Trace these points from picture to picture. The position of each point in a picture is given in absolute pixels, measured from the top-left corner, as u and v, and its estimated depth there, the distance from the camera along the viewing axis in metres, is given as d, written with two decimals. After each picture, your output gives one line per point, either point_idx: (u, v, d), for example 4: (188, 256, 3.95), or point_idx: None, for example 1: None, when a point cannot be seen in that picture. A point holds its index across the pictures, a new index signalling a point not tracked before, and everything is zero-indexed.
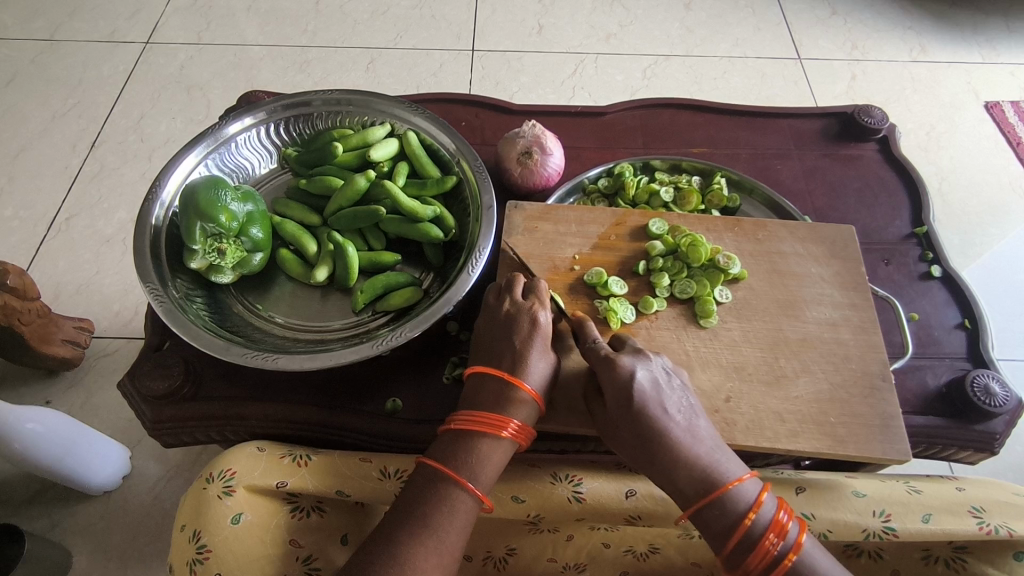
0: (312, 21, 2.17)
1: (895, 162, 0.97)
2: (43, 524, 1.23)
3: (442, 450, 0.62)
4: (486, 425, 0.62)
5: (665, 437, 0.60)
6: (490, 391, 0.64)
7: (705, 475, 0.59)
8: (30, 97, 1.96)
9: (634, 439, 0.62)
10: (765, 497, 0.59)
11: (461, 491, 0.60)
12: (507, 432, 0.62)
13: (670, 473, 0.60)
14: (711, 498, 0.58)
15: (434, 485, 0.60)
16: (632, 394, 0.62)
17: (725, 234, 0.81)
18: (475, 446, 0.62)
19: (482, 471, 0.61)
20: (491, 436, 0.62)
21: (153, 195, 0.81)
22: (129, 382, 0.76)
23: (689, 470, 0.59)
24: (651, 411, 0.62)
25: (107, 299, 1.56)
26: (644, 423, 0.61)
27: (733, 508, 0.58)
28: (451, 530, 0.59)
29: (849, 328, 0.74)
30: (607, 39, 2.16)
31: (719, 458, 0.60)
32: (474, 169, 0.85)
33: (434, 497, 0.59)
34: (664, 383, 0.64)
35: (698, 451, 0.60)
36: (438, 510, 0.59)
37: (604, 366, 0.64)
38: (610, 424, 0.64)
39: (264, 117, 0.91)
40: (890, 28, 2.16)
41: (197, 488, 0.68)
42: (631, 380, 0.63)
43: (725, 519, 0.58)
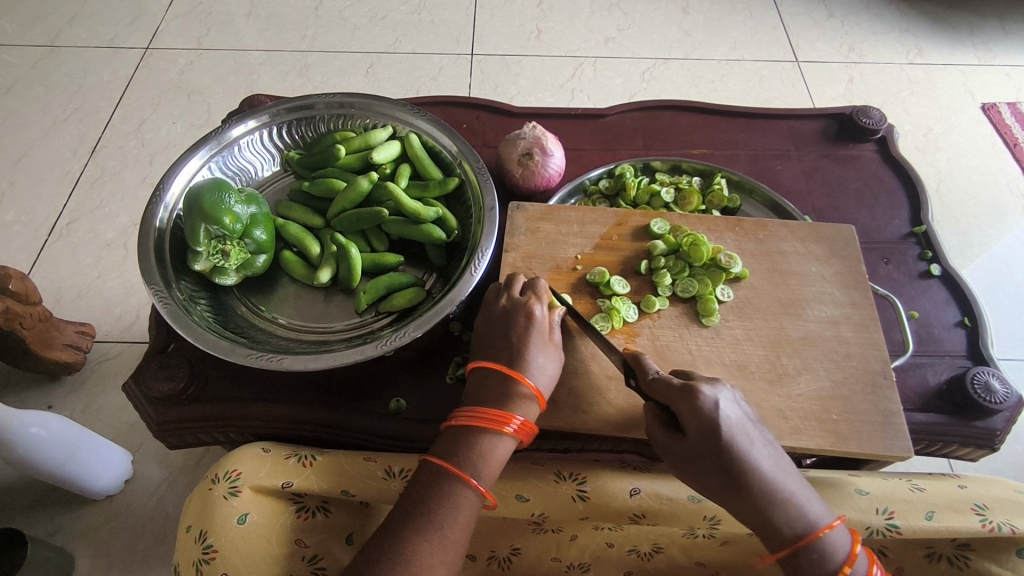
0: (312, 26, 2.18)
1: (893, 162, 0.98)
2: (45, 529, 1.23)
3: (445, 447, 0.63)
4: (490, 421, 0.62)
5: (756, 476, 0.58)
6: (491, 386, 0.65)
7: (797, 517, 0.58)
8: (31, 102, 1.96)
9: (723, 479, 0.59)
10: (857, 549, 0.59)
11: (463, 488, 0.60)
12: (510, 428, 0.62)
13: (761, 514, 0.58)
14: (802, 542, 0.58)
15: (439, 481, 0.60)
16: (724, 433, 0.59)
17: (726, 234, 0.82)
18: (477, 443, 0.62)
19: (485, 467, 0.61)
20: (494, 433, 0.62)
21: (157, 197, 0.82)
22: (133, 383, 0.76)
23: (782, 513, 0.58)
24: (740, 450, 0.59)
25: (108, 303, 1.56)
26: (735, 461, 0.58)
27: (830, 555, 0.58)
28: (455, 527, 0.59)
29: (849, 326, 0.75)
30: (606, 43, 2.17)
31: (804, 499, 0.59)
32: (476, 171, 0.85)
33: (438, 495, 0.60)
34: (742, 416, 0.61)
35: (791, 492, 0.59)
36: (440, 507, 0.59)
37: (687, 399, 0.60)
38: (689, 461, 0.61)
39: (266, 120, 0.91)
40: (887, 30, 2.18)
41: (203, 489, 0.68)
42: (720, 416, 0.59)
43: (820, 568, 0.57)
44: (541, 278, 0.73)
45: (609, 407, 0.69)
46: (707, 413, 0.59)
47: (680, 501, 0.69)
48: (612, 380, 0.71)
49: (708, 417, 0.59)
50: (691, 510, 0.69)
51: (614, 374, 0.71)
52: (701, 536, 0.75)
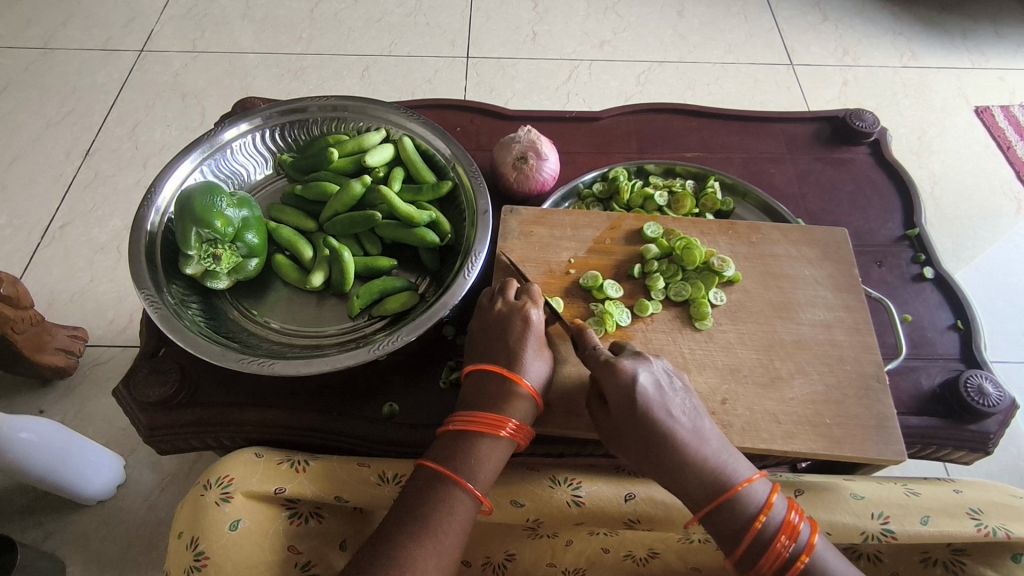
0: (306, 29, 2.18)
1: (887, 165, 0.98)
2: (36, 535, 1.22)
3: (440, 452, 0.62)
4: (488, 424, 0.62)
5: (673, 441, 0.60)
6: (487, 391, 0.65)
7: (715, 478, 0.60)
8: (25, 105, 1.96)
9: (643, 445, 0.61)
10: (775, 499, 0.60)
11: (459, 492, 0.60)
12: (506, 431, 0.62)
13: (679, 476, 0.60)
14: (720, 499, 0.59)
15: (436, 486, 0.60)
16: (638, 399, 0.61)
17: (719, 237, 0.82)
18: (473, 446, 0.62)
19: (481, 471, 0.61)
20: (492, 436, 0.62)
21: (148, 201, 0.81)
22: (124, 388, 0.76)
23: (699, 473, 0.60)
24: (658, 417, 0.61)
25: (101, 307, 1.55)
26: (650, 427, 0.61)
27: (745, 512, 0.59)
28: (451, 532, 0.58)
29: (843, 330, 0.75)
30: (601, 46, 2.17)
31: (724, 460, 0.60)
32: (470, 174, 0.85)
33: (435, 500, 0.59)
34: (664, 385, 0.63)
35: (709, 455, 0.60)
36: (436, 511, 0.59)
37: (607, 370, 0.62)
38: (614, 430, 0.63)
39: (259, 123, 0.91)
40: (881, 34, 2.19)
41: (195, 495, 0.68)
42: (637, 385, 0.61)
43: (737, 523, 0.59)
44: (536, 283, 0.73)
45: None
46: (621, 382, 0.61)
47: (675, 505, 0.68)
48: None
49: (624, 386, 0.61)
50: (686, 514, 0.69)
51: None
52: (696, 539, 0.75)
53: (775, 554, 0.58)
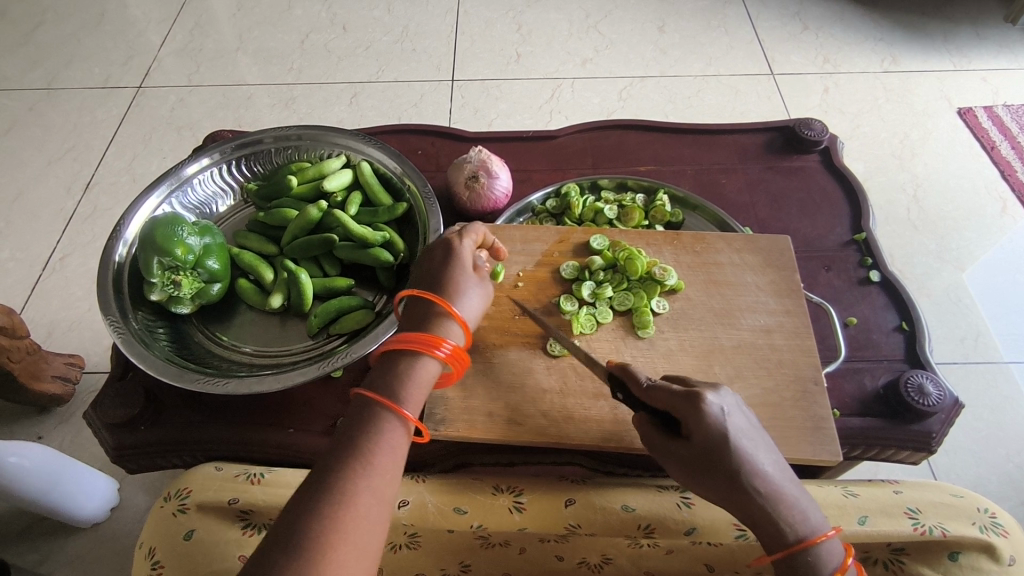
0: (297, 59, 2.26)
1: (838, 172, 1.00)
2: (33, 557, 1.28)
3: (375, 378, 0.64)
4: (417, 344, 0.64)
5: (762, 480, 0.59)
6: (419, 317, 0.68)
7: (798, 523, 0.59)
8: (29, 143, 2.04)
9: (729, 484, 0.60)
10: (850, 561, 0.60)
11: (393, 415, 0.61)
12: (440, 352, 0.65)
13: (763, 519, 0.59)
14: (798, 550, 0.58)
15: (369, 412, 0.61)
16: (727, 437, 0.60)
17: (664, 247, 0.84)
18: (404, 368, 0.64)
19: (412, 392, 0.63)
20: (422, 357, 0.64)
21: (116, 233, 0.85)
22: (93, 412, 0.79)
23: (783, 518, 0.59)
24: (745, 455, 0.60)
25: (98, 335, 1.61)
26: (740, 467, 0.59)
27: (823, 562, 0.58)
28: (382, 462, 0.58)
29: (783, 334, 0.76)
30: (583, 64, 2.22)
31: (799, 504, 0.60)
32: (423, 196, 0.89)
33: (362, 437, 0.59)
34: (744, 421, 0.62)
35: (791, 495, 0.60)
36: (368, 434, 0.59)
37: (693, 406, 0.61)
38: (691, 469, 0.61)
39: (223, 156, 0.95)
40: (861, 40, 2.22)
41: (157, 509, 0.75)
42: (724, 423, 0.60)
43: (817, 571, 0.58)
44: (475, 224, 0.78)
45: (542, 419, 0.71)
46: (705, 421, 0.60)
47: (613, 510, 0.73)
48: (547, 394, 0.73)
49: (713, 423, 0.60)
50: (624, 519, 0.73)
51: (550, 388, 0.73)
52: (645, 544, 0.76)
53: None
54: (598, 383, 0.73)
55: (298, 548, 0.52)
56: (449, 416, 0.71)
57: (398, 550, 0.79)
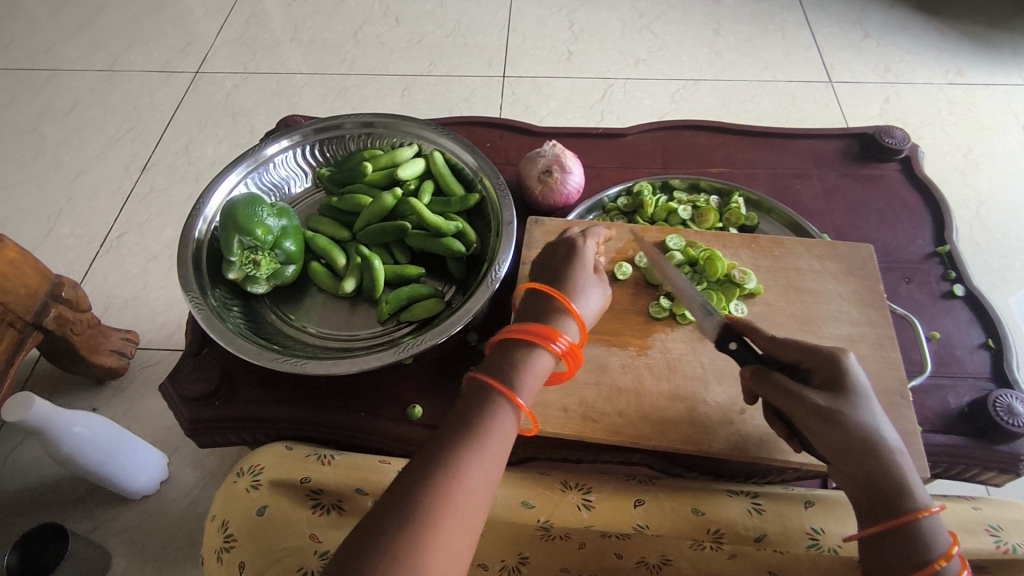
0: (350, 50, 2.28)
1: (919, 182, 0.97)
2: (86, 525, 1.32)
3: (489, 363, 0.61)
4: (534, 333, 0.61)
5: (882, 440, 0.57)
6: (537, 310, 0.65)
7: (908, 492, 0.54)
8: (90, 123, 2.10)
9: (841, 442, 0.57)
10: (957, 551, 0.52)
11: (504, 400, 0.57)
12: (557, 345, 0.60)
13: (874, 480, 0.56)
14: (900, 521, 0.53)
15: (484, 394, 0.57)
16: (858, 392, 0.59)
17: (742, 250, 0.82)
18: (520, 355, 0.60)
19: (525, 382, 0.59)
20: (538, 348, 0.60)
21: (196, 211, 0.87)
22: (170, 385, 0.81)
23: (883, 485, 0.55)
24: (870, 412, 0.58)
25: (153, 313, 1.66)
26: (863, 423, 0.57)
27: (926, 535, 0.52)
28: (499, 431, 0.55)
29: (866, 345, 0.74)
30: (635, 64, 2.20)
31: (914, 480, 0.55)
32: (496, 187, 0.89)
33: (480, 405, 0.56)
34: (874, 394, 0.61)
35: (906, 467, 0.56)
36: (479, 412, 0.56)
37: (828, 358, 0.61)
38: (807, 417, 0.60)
39: (299, 140, 0.96)
40: (924, 50, 2.16)
41: (229, 484, 0.76)
42: (857, 380, 0.60)
43: (919, 544, 0.52)
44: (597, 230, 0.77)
45: (618, 417, 0.70)
46: (839, 371, 0.60)
47: (684, 512, 0.73)
48: (623, 392, 0.72)
49: (845, 374, 0.60)
50: (693, 522, 0.72)
51: (625, 386, 0.72)
52: None
53: None
54: (674, 384, 0.72)
55: (415, 498, 0.50)
56: (523, 409, 0.71)
57: None
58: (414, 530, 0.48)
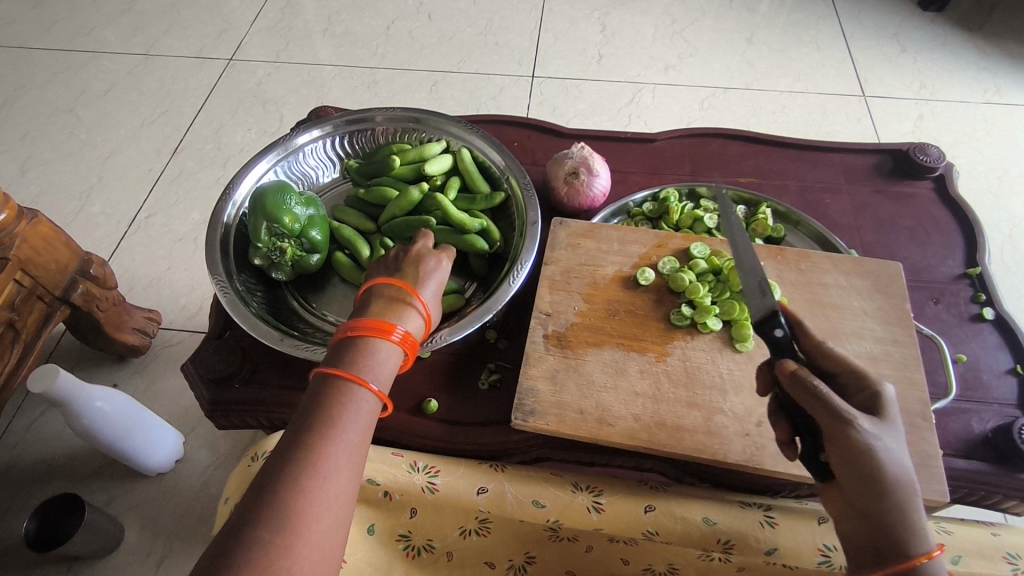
0: (382, 44, 2.30)
1: (952, 201, 0.95)
2: (101, 498, 1.35)
3: (333, 359, 0.60)
4: (370, 326, 0.62)
5: (907, 479, 0.56)
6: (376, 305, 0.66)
7: (920, 534, 0.54)
8: (125, 105, 2.14)
9: (862, 472, 0.56)
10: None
11: (361, 390, 0.58)
12: (396, 336, 0.62)
13: (891, 517, 0.55)
14: (909, 567, 0.53)
15: (330, 388, 0.58)
16: (891, 426, 0.57)
17: (766, 262, 0.82)
18: (368, 348, 0.61)
19: (380, 373, 0.60)
20: (379, 339, 0.61)
21: (226, 196, 0.88)
22: (192, 365, 0.82)
23: (896, 526, 0.54)
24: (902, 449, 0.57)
25: (176, 294, 1.69)
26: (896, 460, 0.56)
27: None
28: (355, 426, 0.56)
29: (889, 364, 0.73)
30: (666, 70, 2.19)
31: (924, 521, 0.55)
32: (522, 187, 0.89)
33: (332, 398, 0.57)
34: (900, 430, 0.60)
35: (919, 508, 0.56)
36: (336, 406, 0.56)
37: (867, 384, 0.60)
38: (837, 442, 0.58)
39: (330, 130, 0.97)
40: (963, 68, 2.12)
41: (245, 466, 0.78)
42: (892, 415, 0.58)
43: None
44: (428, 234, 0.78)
45: (633, 422, 0.70)
46: (876, 403, 0.59)
47: (694, 522, 0.72)
48: (639, 398, 0.72)
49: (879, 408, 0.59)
50: (704, 532, 0.72)
51: (642, 392, 0.72)
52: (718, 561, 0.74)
53: None
54: (691, 393, 0.72)
55: (282, 499, 0.50)
56: (538, 408, 0.71)
57: (466, 535, 0.80)
58: (275, 537, 0.48)
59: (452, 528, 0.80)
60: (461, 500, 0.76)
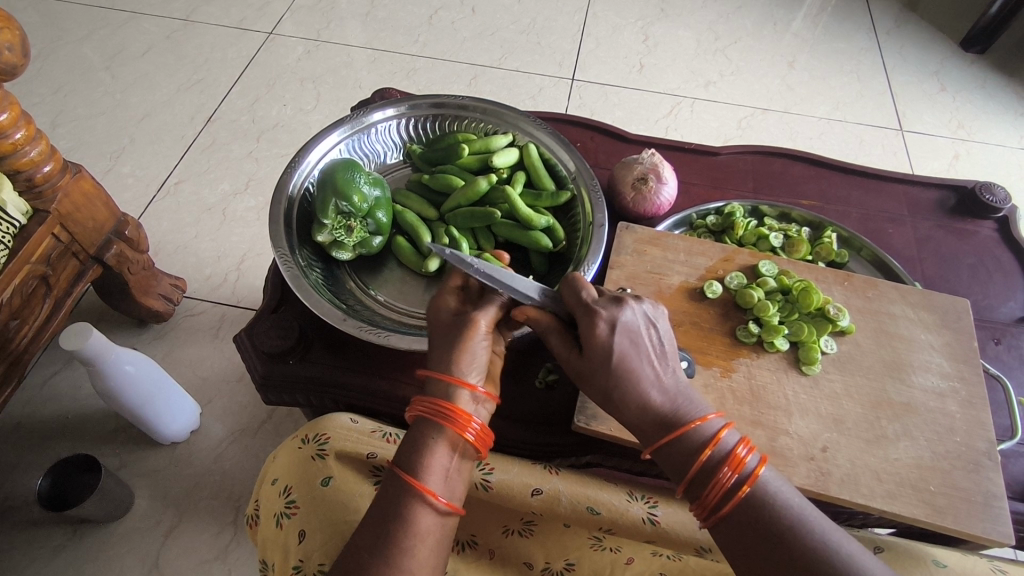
0: (423, 33, 2.29)
1: (1013, 243, 0.95)
2: (113, 462, 1.33)
3: (403, 455, 0.61)
4: (447, 418, 0.62)
5: (633, 388, 0.61)
6: (437, 392, 0.63)
7: (668, 426, 0.60)
8: (161, 68, 2.12)
9: (601, 394, 0.63)
10: (723, 434, 0.59)
11: (429, 499, 0.59)
12: (470, 432, 0.62)
13: (635, 422, 0.62)
14: (668, 450, 0.60)
15: (397, 492, 0.59)
16: (610, 350, 0.62)
17: (834, 287, 0.81)
18: (437, 445, 0.61)
19: (443, 474, 0.61)
20: (454, 437, 0.62)
21: (294, 166, 0.87)
22: (246, 336, 0.80)
23: (675, 443, 0.59)
24: (621, 358, 0.62)
25: (201, 263, 1.67)
26: (618, 378, 0.61)
27: (690, 449, 0.59)
28: (427, 529, 0.59)
29: (956, 401, 0.72)
30: (706, 85, 2.19)
31: (676, 408, 0.61)
32: (590, 189, 0.88)
33: (401, 501, 0.59)
34: (636, 331, 0.63)
35: (667, 404, 0.61)
36: (406, 515, 0.58)
37: (585, 318, 0.63)
38: (582, 370, 0.64)
39: (403, 111, 0.96)
40: (1001, 112, 2.12)
41: (294, 448, 0.76)
42: (610, 335, 0.62)
43: (686, 458, 0.59)
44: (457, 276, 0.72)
45: None
46: (590, 330, 0.63)
47: None
48: None
49: (597, 333, 0.62)
50: None
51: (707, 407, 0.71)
52: None
53: (717, 484, 0.57)
54: (756, 412, 0.71)
55: None
56: (600, 413, 0.71)
57: (510, 535, 0.77)
58: None
59: (497, 526, 0.77)
60: (516, 500, 0.74)
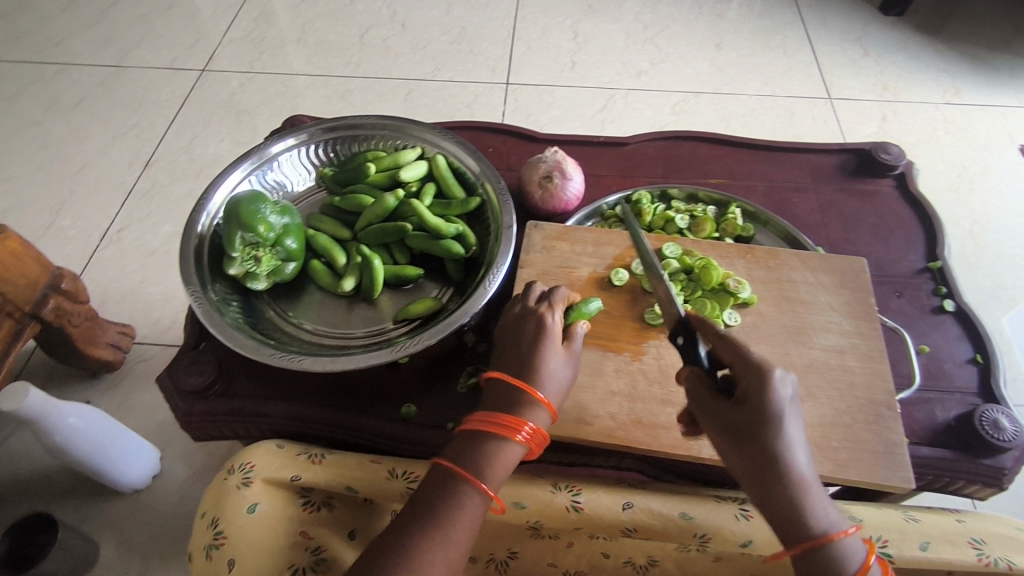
0: (356, 53, 2.30)
1: (912, 199, 0.98)
2: (75, 517, 1.32)
3: (456, 451, 0.66)
4: (501, 425, 0.65)
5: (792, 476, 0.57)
6: (501, 396, 0.68)
7: (815, 523, 0.57)
8: (94, 117, 2.11)
9: (749, 471, 0.59)
10: (870, 560, 0.58)
11: (472, 491, 0.63)
12: (522, 435, 0.65)
13: (783, 510, 0.58)
14: (813, 548, 0.57)
15: (449, 483, 0.64)
16: (776, 427, 0.58)
17: (737, 260, 0.84)
18: (488, 446, 0.65)
19: (493, 472, 0.64)
20: (504, 438, 0.65)
21: (200, 205, 0.88)
22: (167, 376, 0.81)
23: (824, 549, 0.56)
24: (787, 444, 0.58)
25: (150, 307, 1.66)
26: (784, 462, 0.57)
27: (836, 556, 0.57)
28: (462, 523, 0.63)
29: (855, 356, 0.75)
30: (638, 76, 2.22)
31: (817, 504, 0.58)
32: (497, 192, 0.90)
33: (446, 493, 0.64)
34: (796, 409, 0.60)
35: (814, 496, 0.58)
36: (445, 505, 0.63)
37: (760, 388, 0.59)
38: (728, 440, 0.60)
39: (305, 139, 0.98)
40: (924, 70, 2.18)
41: (221, 480, 0.76)
42: (783, 409, 0.58)
43: (835, 566, 0.56)
44: (560, 289, 0.76)
45: (610, 422, 0.71)
46: (768, 401, 0.58)
47: (672, 517, 0.73)
48: (617, 398, 0.73)
49: (771, 405, 0.58)
50: (682, 526, 0.73)
51: (619, 393, 0.73)
52: (694, 552, 0.78)
53: None
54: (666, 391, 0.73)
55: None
56: None
57: None
58: None
59: None
60: None
